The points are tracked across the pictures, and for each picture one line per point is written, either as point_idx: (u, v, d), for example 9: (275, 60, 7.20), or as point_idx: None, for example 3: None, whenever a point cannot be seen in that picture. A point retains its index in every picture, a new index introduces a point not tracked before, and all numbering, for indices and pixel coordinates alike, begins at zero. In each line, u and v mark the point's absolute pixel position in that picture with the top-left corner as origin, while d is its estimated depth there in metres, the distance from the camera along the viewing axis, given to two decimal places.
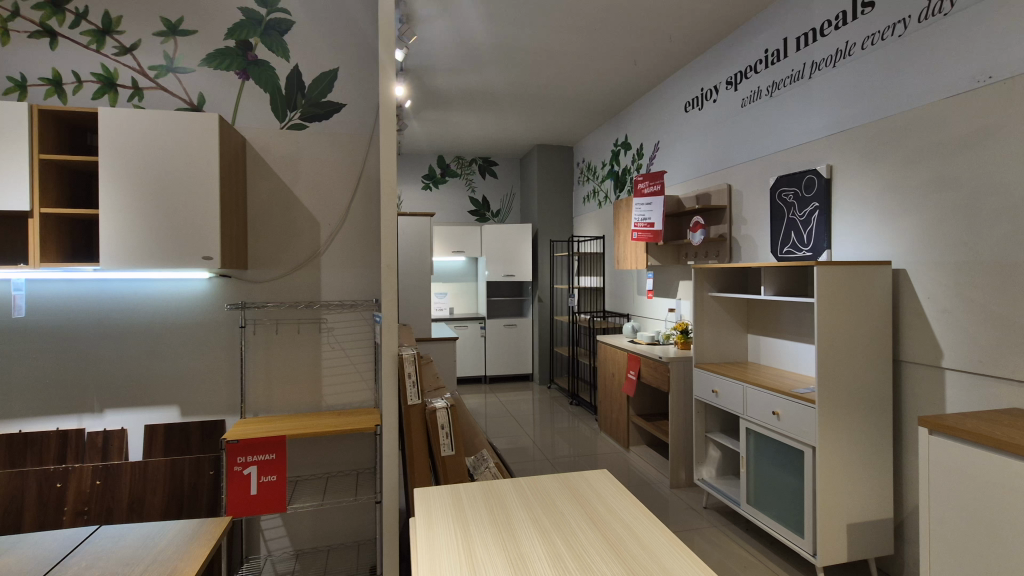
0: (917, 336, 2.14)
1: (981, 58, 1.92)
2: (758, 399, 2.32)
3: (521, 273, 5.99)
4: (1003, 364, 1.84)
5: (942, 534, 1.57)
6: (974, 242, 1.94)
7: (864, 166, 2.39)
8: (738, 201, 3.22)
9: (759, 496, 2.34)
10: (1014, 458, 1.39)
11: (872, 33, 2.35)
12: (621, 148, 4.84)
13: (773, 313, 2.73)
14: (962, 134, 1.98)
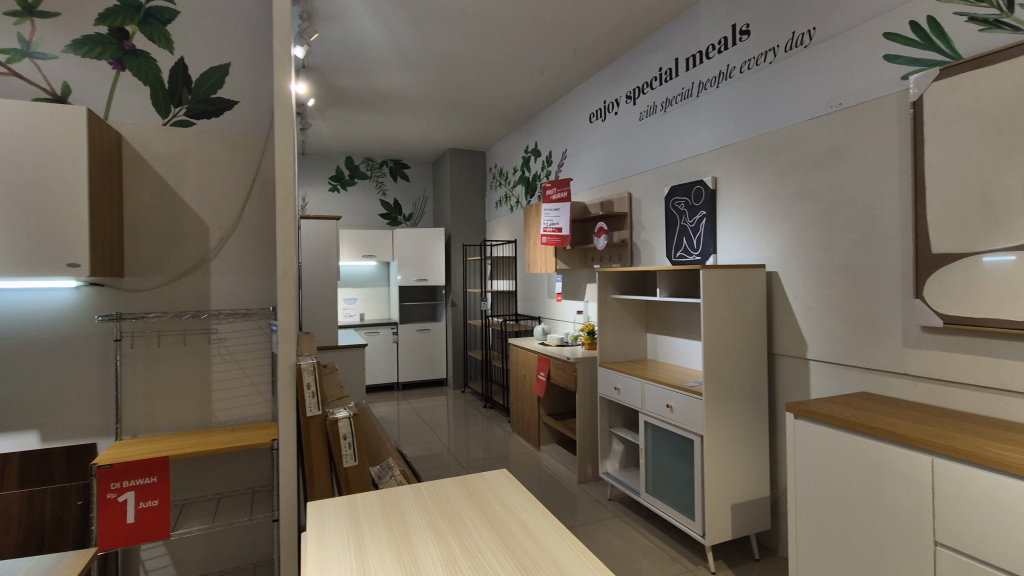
0: (787, 331, 2.40)
1: (834, 86, 2.20)
2: (654, 393, 2.49)
3: (434, 277, 5.96)
4: (854, 353, 2.11)
5: (806, 506, 1.78)
6: (831, 247, 2.22)
7: (744, 178, 2.64)
8: (637, 208, 3.43)
9: (657, 484, 2.51)
10: (860, 435, 1.60)
11: (748, 58, 2.62)
12: (532, 154, 4.97)
13: (668, 313, 2.93)
14: (821, 152, 2.25)
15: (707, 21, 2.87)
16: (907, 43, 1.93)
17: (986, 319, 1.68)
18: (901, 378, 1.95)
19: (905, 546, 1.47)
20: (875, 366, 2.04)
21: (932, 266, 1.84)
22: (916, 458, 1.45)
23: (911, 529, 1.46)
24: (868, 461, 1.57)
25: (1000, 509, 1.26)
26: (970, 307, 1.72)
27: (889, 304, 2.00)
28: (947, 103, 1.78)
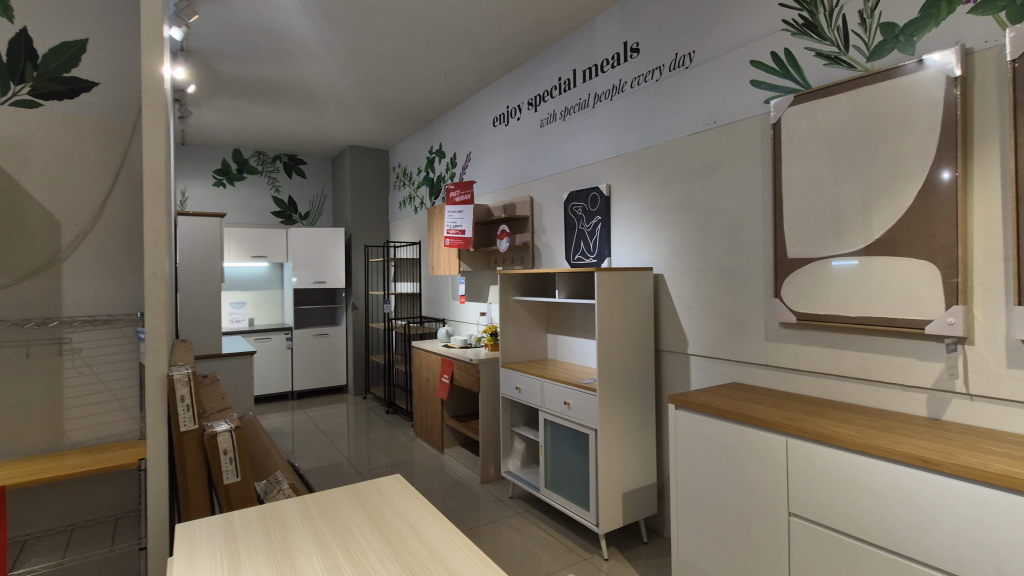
0: (672, 329, 2.59)
1: (710, 105, 2.42)
2: (552, 391, 2.58)
3: (333, 280, 5.71)
4: (728, 348, 2.33)
5: (686, 490, 1.93)
6: (707, 251, 2.43)
7: (634, 186, 2.82)
8: (538, 212, 3.53)
9: (555, 479, 2.59)
10: (729, 421, 1.77)
11: (638, 75, 2.80)
12: (436, 155, 4.94)
13: (567, 314, 3.05)
14: (699, 165, 2.47)
15: (602, 36, 3.04)
16: (768, 70, 2.19)
17: (830, 315, 1.94)
18: (765, 369, 2.19)
19: (766, 519, 1.65)
20: (744, 359, 2.27)
21: (788, 269, 2.08)
22: (773, 438, 1.63)
23: (772, 503, 1.64)
24: (737, 444, 1.74)
25: (839, 479, 1.46)
26: (818, 304, 1.98)
27: (755, 303, 2.24)
28: (799, 126, 2.04)
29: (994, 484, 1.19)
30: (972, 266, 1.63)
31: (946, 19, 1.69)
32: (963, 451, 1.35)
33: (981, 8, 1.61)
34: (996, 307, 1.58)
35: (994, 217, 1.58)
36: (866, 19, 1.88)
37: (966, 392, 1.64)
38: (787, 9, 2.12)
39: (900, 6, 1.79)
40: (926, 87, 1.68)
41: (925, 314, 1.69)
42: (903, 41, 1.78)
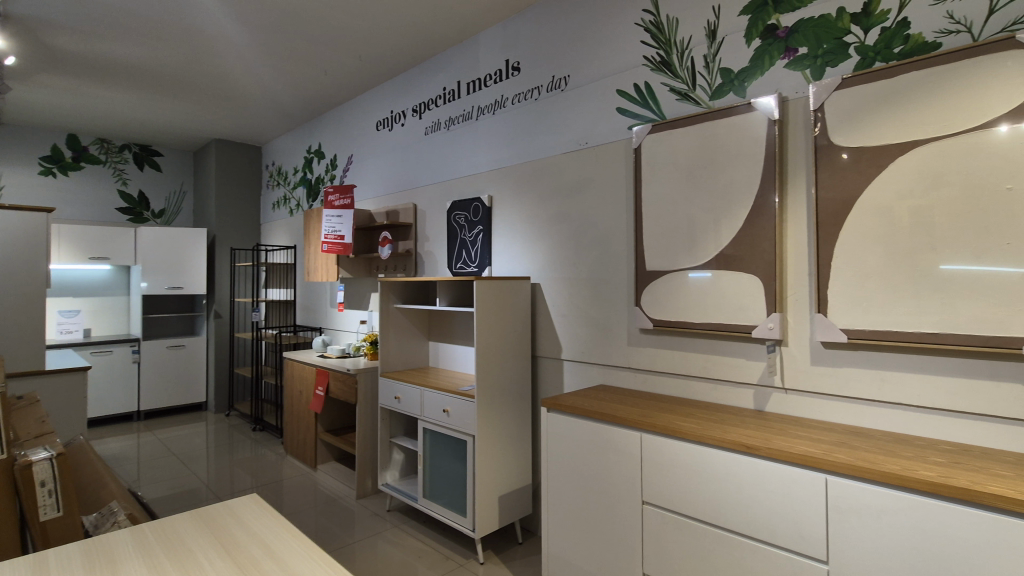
0: (547, 336, 2.73)
1: (582, 126, 2.61)
2: (432, 399, 2.57)
3: (192, 285, 5.17)
4: (597, 353, 2.51)
5: (556, 489, 2.04)
6: (579, 262, 2.60)
7: (514, 198, 2.93)
8: (421, 219, 3.51)
9: (433, 488, 2.59)
10: (593, 421, 1.91)
11: (518, 92, 2.93)
12: (314, 156, 4.70)
13: (448, 322, 3.07)
14: (572, 182, 2.64)
15: (485, 51, 3.13)
16: (631, 100, 2.41)
17: (681, 322, 2.18)
18: (628, 371, 2.39)
19: (623, 509, 1.81)
20: (610, 363, 2.45)
21: (647, 281, 2.30)
22: (630, 435, 1.79)
23: (628, 495, 1.80)
24: (600, 442, 1.88)
25: (683, 468, 1.64)
26: (671, 312, 2.21)
27: (619, 311, 2.43)
28: (656, 152, 2.27)
29: (799, 463, 1.42)
30: (787, 280, 1.93)
31: (768, 71, 1.99)
32: (778, 437, 1.59)
33: (793, 64, 1.93)
34: (803, 315, 1.89)
35: (802, 239, 1.90)
36: (709, 63, 2.16)
37: (782, 386, 1.93)
38: (647, 46, 2.36)
39: (735, 55, 2.08)
40: (753, 126, 1.98)
41: (752, 320, 1.98)
42: (737, 86, 2.08)
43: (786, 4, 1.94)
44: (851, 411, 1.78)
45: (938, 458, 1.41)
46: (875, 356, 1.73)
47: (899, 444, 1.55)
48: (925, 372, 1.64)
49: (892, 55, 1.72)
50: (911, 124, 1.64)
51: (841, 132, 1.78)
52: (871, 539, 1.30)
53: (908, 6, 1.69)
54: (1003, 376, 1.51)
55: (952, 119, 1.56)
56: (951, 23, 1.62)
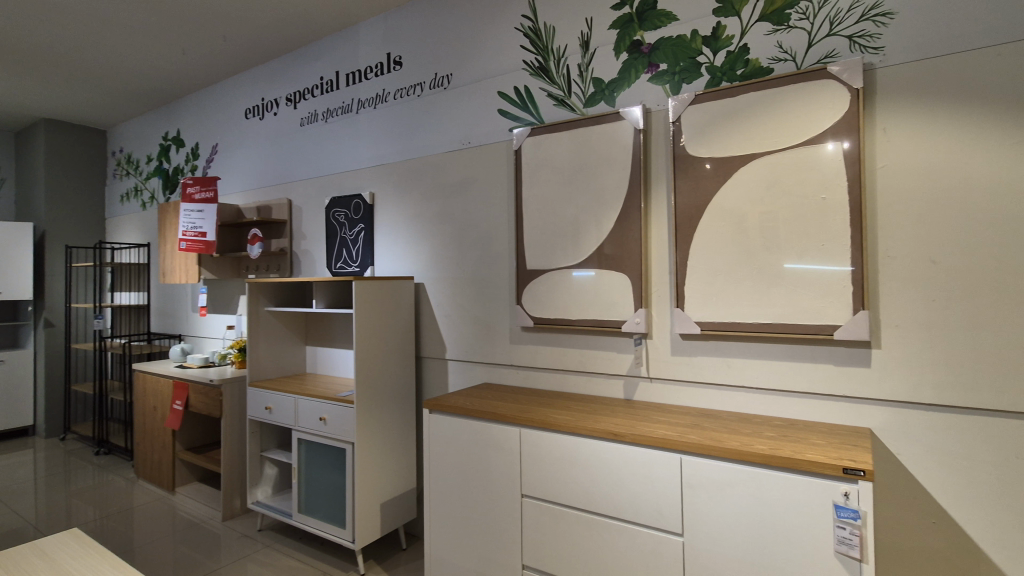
0: (431, 336, 2.69)
1: (464, 126, 2.61)
2: (307, 407, 2.43)
3: (15, 289, 4.40)
4: (480, 351, 2.53)
5: (437, 491, 2.02)
6: (462, 262, 2.60)
7: (396, 196, 2.85)
8: (296, 216, 3.30)
9: (310, 501, 2.45)
10: (473, 419, 1.92)
11: (400, 87, 2.86)
12: (172, 144, 4.22)
13: (326, 325, 2.92)
14: (455, 181, 2.63)
15: (365, 42, 3.01)
16: (511, 102, 2.46)
17: (558, 319, 2.27)
18: (510, 368, 2.44)
19: (503, 504, 1.84)
20: (493, 361, 2.49)
21: (527, 279, 2.36)
22: (508, 431, 1.83)
23: (507, 489, 1.83)
24: (480, 440, 1.90)
25: (558, 460, 1.71)
26: (549, 309, 2.29)
27: (502, 310, 2.47)
28: (535, 154, 2.34)
29: (658, 446, 1.54)
30: (651, 277, 2.09)
31: (634, 83, 2.14)
32: (642, 424, 1.72)
33: (655, 78, 2.09)
34: (665, 310, 2.06)
35: (663, 240, 2.07)
36: (582, 72, 2.27)
37: (647, 375, 2.09)
38: (526, 51, 2.42)
39: (605, 66, 2.20)
40: (621, 134, 2.12)
41: (621, 315, 2.12)
42: (608, 95, 2.20)
43: (649, 22, 2.10)
44: (704, 395, 1.97)
45: (771, 433, 1.61)
46: (724, 346, 1.93)
47: (741, 422, 1.74)
48: (762, 357, 1.86)
49: (735, 76, 1.92)
50: (750, 139, 1.85)
51: (695, 143, 1.96)
52: (716, 511, 1.44)
53: (747, 34, 1.90)
54: (820, 359, 1.77)
55: (782, 136, 1.80)
56: (780, 52, 1.85)
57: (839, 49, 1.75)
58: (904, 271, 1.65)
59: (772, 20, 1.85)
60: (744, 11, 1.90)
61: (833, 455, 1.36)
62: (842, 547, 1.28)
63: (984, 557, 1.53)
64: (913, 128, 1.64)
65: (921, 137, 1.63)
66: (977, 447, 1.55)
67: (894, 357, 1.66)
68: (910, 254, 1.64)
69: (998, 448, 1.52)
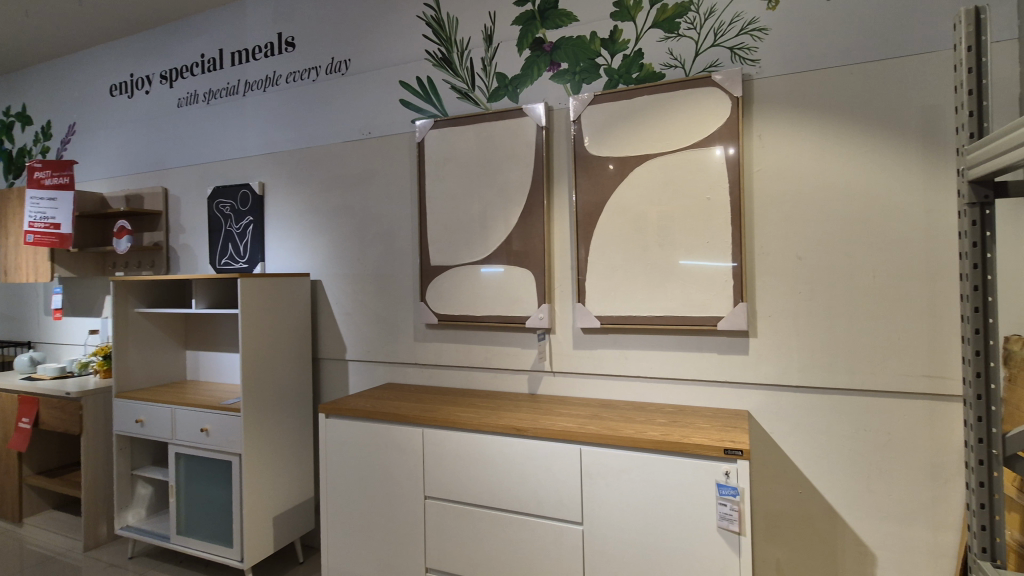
0: (329, 336, 2.55)
1: (364, 115, 2.49)
2: (185, 418, 2.21)
3: None
4: (382, 351, 2.44)
5: (335, 499, 1.92)
6: (362, 258, 2.49)
7: (290, 187, 2.66)
8: (174, 207, 2.98)
9: (192, 521, 2.23)
10: (373, 422, 1.84)
11: (292, 71, 2.67)
12: (16, 121, 3.64)
13: (210, 327, 2.67)
14: (354, 173, 2.51)
15: (253, 20, 2.77)
16: (414, 93, 2.38)
17: (463, 315, 2.24)
18: (414, 367, 2.37)
19: (405, 508, 1.79)
20: (396, 360, 2.41)
21: (431, 275, 2.31)
22: (409, 432, 1.77)
23: (409, 492, 1.78)
24: (380, 443, 1.82)
25: (460, 458, 1.69)
26: (453, 306, 2.26)
27: (404, 307, 2.40)
28: (438, 148, 2.29)
29: (559, 438, 1.57)
30: (553, 273, 2.12)
31: (537, 80, 2.15)
32: (543, 417, 1.74)
33: (557, 77, 2.12)
34: (567, 305, 2.10)
35: (565, 236, 2.11)
36: (486, 66, 2.24)
37: (551, 369, 2.12)
38: (429, 41, 2.36)
39: (508, 62, 2.20)
40: (524, 131, 2.13)
41: (525, 311, 2.13)
42: (511, 91, 2.20)
43: (551, 21, 2.12)
44: (603, 386, 2.04)
45: (662, 420, 1.70)
46: (621, 338, 2.01)
47: (636, 411, 1.82)
48: (655, 348, 1.96)
49: (631, 79, 2.00)
50: (645, 140, 1.94)
51: (594, 143, 2.01)
52: (612, 498, 1.50)
53: (642, 39, 1.98)
54: (706, 348, 1.89)
55: (672, 139, 1.90)
56: (671, 59, 1.94)
57: (721, 60, 1.88)
58: (775, 266, 1.81)
59: (664, 27, 1.95)
60: (639, 17, 1.98)
61: (716, 437, 1.46)
62: (724, 522, 1.37)
63: (840, 520, 1.73)
64: (784, 136, 1.80)
65: (790, 145, 1.79)
66: (834, 423, 1.74)
67: (767, 345, 1.82)
68: (781, 251, 1.80)
69: (851, 423, 1.72)
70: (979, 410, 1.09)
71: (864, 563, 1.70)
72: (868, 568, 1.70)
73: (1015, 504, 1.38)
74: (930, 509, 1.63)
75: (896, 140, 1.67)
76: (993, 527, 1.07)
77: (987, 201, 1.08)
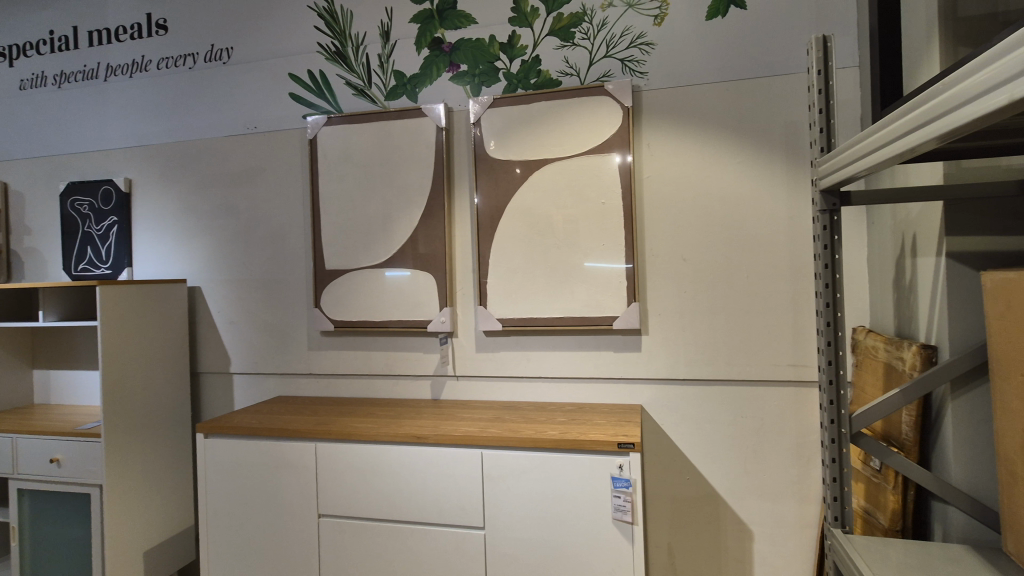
0: (210, 348, 2.34)
1: (249, 108, 2.31)
2: (31, 448, 1.92)
3: None
4: (272, 362, 2.27)
5: (217, 525, 1.75)
6: (248, 262, 2.30)
7: (162, 185, 2.41)
8: (16, 204, 2.58)
9: (41, 565, 1.94)
10: (259, 439, 1.70)
11: (164, 56, 2.41)
12: None
13: (63, 341, 2.34)
14: (238, 170, 2.32)
15: None
16: (305, 87, 2.25)
17: (361, 321, 2.15)
18: (309, 378, 2.24)
19: (296, 528, 1.67)
20: (288, 371, 2.26)
21: (326, 280, 2.19)
22: (301, 447, 1.66)
23: (300, 511, 1.67)
24: (267, 461, 1.69)
25: (357, 471, 1.61)
26: (352, 311, 2.16)
27: (296, 315, 2.25)
28: (332, 145, 2.17)
29: (459, 444, 1.54)
30: (455, 276, 2.10)
31: (436, 80, 2.12)
32: (444, 422, 1.71)
33: (456, 78, 2.10)
34: (469, 308, 2.09)
35: (466, 238, 2.09)
36: (383, 63, 2.17)
37: (454, 374, 2.10)
38: (321, 33, 2.23)
39: (406, 60, 2.14)
40: (423, 131, 2.09)
41: (428, 315, 2.09)
42: (410, 90, 2.14)
43: (450, 21, 2.09)
44: (506, 388, 2.05)
45: (562, 418, 1.74)
46: (523, 340, 2.03)
47: (538, 411, 1.85)
48: (555, 348, 2.00)
49: (529, 85, 2.03)
50: (543, 144, 1.97)
51: (493, 146, 2.02)
52: (513, 500, 1.50)
53: (539, 46, 2.01)
54: (603, 346, 1.96)
55: (568, 144, 1.95)
56: (567, 67, 2.00)
57: (613, 70, 1.96)
58: (663, 267, 1.92)
59: (560, 36, 1.99)
60: (536, 24, 2.01)
61: (611, 432, 1.51)
62: (617, 513, 1.42)
63: (721, 501, 1.87)
64: (669, 145, 1.91)
65: (675, 153, 1.91)
66: (716, 412, 1.88)
67: (657, 343, 1.92)
68: (667, 252, 1.92)
69: (730, 412, 1.87)
70: (831, 394, 1.21)
71: (743, 539, 1.85)
72: (746, 543, 1.85)
73: (861, 474, 1.57)
74: (796, 484, 1.81)
75: (763, 151, 1.84)
76: (843, 497, 1.21)
77: (834, 208, 1.21)
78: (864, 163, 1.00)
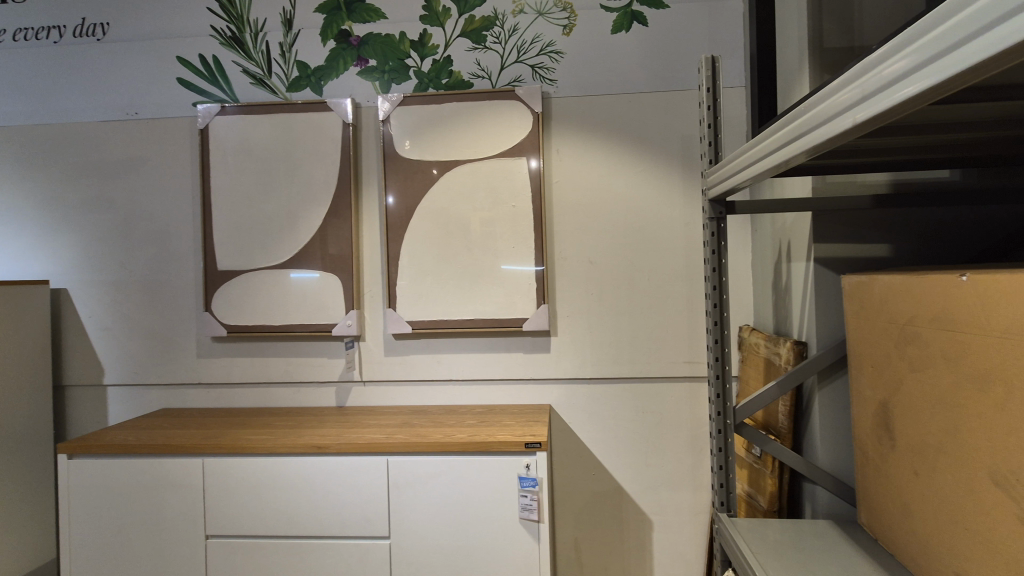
0: (80, 357, 2.09)
1: (129, 92, 2.09)
2: None
3: None
4: (154, 371, 2.07)
5: (83, 555, 1.56)
6: (126, 261, 2.08)
7: (19, 172, 2.11)
8: None
9: None
10: (135, 456, 1.54)
11: (23, 27, 2.12)
12: None
13: None
14: (115, 160, 2.09)
15: None
16: (196, 72, 2.07)
17: (259, 325, 2.01)
18: (198, 387, 2.06)
19: (179, 552, 1.53)
20: (174, 381, 2.07)
21: (219, 281, 2.03)
22: (186, 463, 1.52)
23: (183, 534, 1.53)
24: (145, 481, 1.54)
25: (251, 485, 1.50)
26: (248, 315, 2.01)
27: (184, 320, 2.07)
28: (227, 137, 2.02)
29: (365, 451, 1.49)
30: (363, 277, 2.03)
31: (343, 74, 2.04)
32: (348, 430, 1.65)
33: (364, 73, 2.03)
34: (377, 311, 2.02)
35: (375, 239, 2.03)
36: (285, 52, 2.05)
37: (361, 379, 2.03)
38: (215, 15, 2.07)
39: (310, 51, 2.04)
40: (329, 126, 2.00)
41: (333, 318, 2.00)
42: (314, 83, 2.04)
43: (358, 14, 2.02)
44: (415, 392, 2.02)
45: (472, 420, 1.73)
46: (434, 342, 2.00)
47: (447, 414, 1.83)
48: (465, 351, 2.00)
49: (440, 84, 2.00)
50: (453, 145, 1.96)
51: (403, 144, 1.97)
52: (420, 505, 1.47)
53: (450, 46, 2.00)
54: (513, 348, 1.98)
55: (480, 146, 1.95)
56: (478, 69, 2.00)
57: (524, 76, 1.99)
58: (570, 269, 1.97)
59: (471, 38, 1.99)
60: (448, 24, 2.00)
61: (519, 433, 1.53)
62: (524, 512, 1.44)
63: (623, 493, 1.96)
64: (576, 152, 1.98)
65: (582, 160, 1.97)
66: (619, 409, 1.96)
67: (565, 343, 1.97)
68: (574, 255, 1.97)
69: (632, 408, 1.96)
70: (717, 388, 1.30)
71: (642, 528, 1.95)
72: (646, 533, 1.95)
73: (744, 461, 1.70)
74: (690, 474, 1.93)
75: (662, 161, 1.95)
76: (727, 482, 1.30)
77: (720, 216, 1.31)
78: (746, 173, 1.09)
